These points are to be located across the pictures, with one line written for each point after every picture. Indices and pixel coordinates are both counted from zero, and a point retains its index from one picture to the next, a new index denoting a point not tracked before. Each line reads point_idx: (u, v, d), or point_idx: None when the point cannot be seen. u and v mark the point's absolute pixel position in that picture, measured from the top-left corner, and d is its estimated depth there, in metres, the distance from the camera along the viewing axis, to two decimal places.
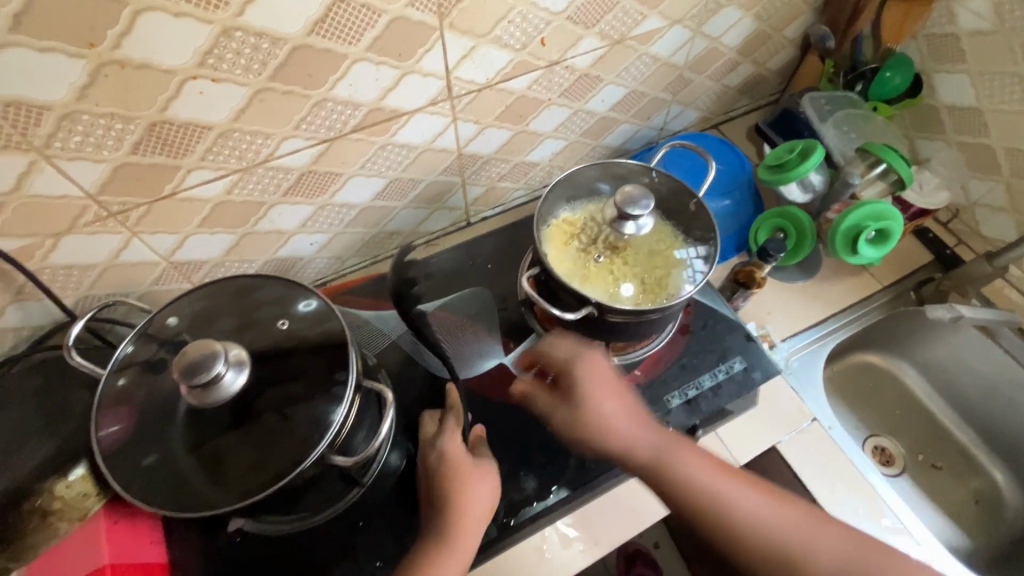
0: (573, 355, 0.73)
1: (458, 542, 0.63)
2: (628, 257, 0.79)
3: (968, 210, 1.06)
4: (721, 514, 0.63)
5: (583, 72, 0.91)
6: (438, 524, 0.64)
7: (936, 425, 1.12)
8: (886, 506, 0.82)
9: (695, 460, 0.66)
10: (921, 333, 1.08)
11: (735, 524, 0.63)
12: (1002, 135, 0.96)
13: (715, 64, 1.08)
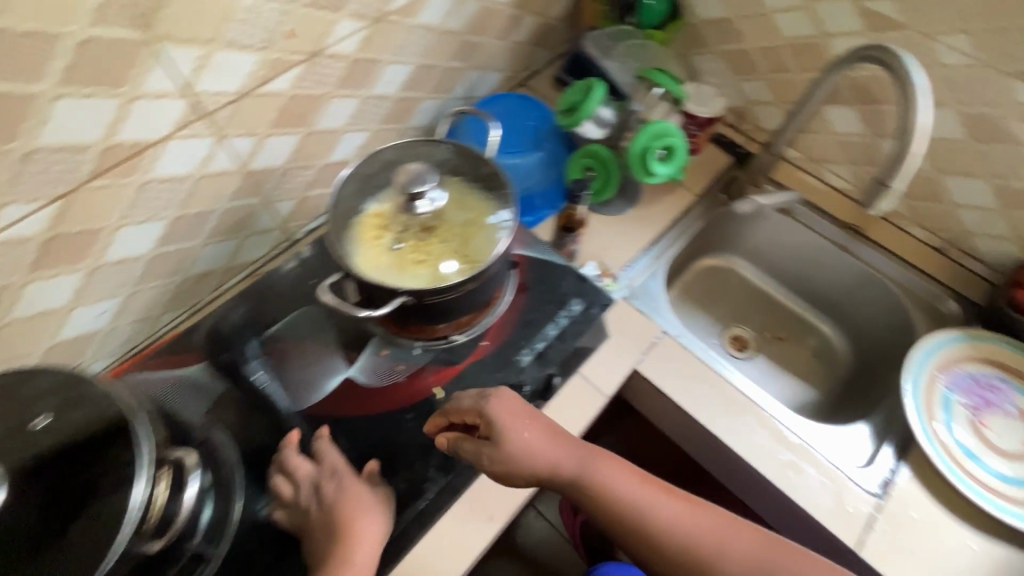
0: (480, 400, 0.68)
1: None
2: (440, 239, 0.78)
3: (748, 110, 1.18)
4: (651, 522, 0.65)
5: (353, 57, 0.86)
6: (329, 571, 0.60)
7: (773, 303, 1.26)
8: (735, 386, 0.91)
9: (624, 478, 0.67)
10: (739, 228, 1.20)
11: (667, 537, 0.64)
12: (752, 38, 1.07)
13: (495, 23, 1.08)
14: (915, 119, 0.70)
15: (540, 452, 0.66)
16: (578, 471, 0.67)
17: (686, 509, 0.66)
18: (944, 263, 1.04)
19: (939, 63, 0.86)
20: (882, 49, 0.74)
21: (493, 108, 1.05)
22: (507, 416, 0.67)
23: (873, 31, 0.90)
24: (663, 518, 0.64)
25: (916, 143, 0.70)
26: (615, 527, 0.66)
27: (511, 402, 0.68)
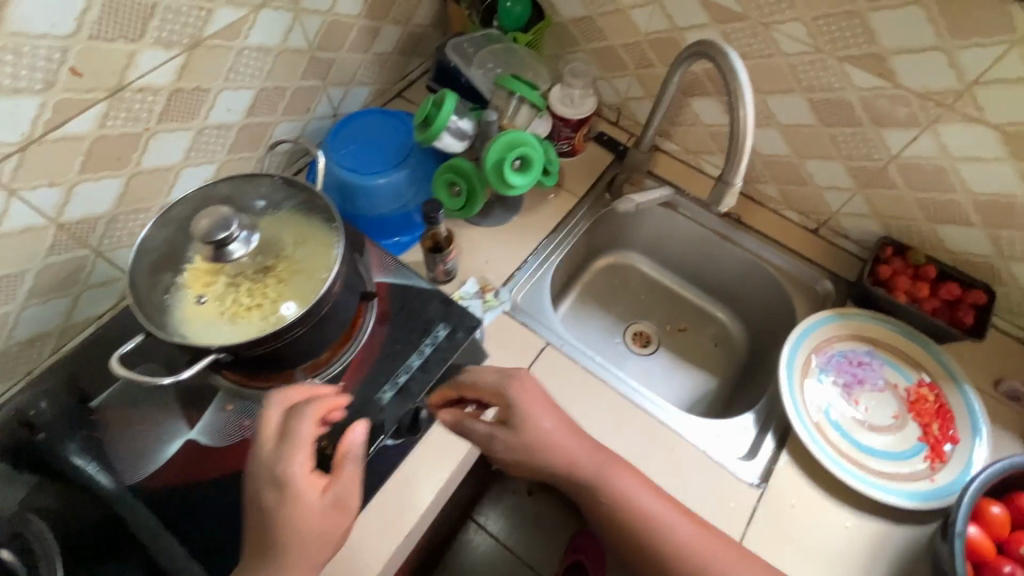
0: (505, 383, 0.73)
1: None
2: (274, 283, 0.72)
3: (625, 106, 1.17)
4: (650, 514, 0.71)
5: (172, 89, 0.79)
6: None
7: (672, 295, 1.26)
8: (620, 392, 0.90)
9: (642, 490, 0.72)
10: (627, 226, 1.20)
11: (673, 548, 0.70)
12: (615, 34, 1.05)
13: (348, 37, 1.02)
14: (742, 114, 0.71)
15: (561, 444, 0.72)
16: (598, 476, 0.72)
17: (680, 511, 0.72)
18: (818, 244, 1.06)
19: (780, 51, 0.87)
20: (710, 44, 0.74)
21: (355, 124, 1.01)
22: (548, 407, 0.74)
23: (718, 23, 0.90)
24: (680, 535, 0.70)
25: (746, 138, 0.71)
26: (626, 530, 0.71)
27: (539, 394, 0.74)
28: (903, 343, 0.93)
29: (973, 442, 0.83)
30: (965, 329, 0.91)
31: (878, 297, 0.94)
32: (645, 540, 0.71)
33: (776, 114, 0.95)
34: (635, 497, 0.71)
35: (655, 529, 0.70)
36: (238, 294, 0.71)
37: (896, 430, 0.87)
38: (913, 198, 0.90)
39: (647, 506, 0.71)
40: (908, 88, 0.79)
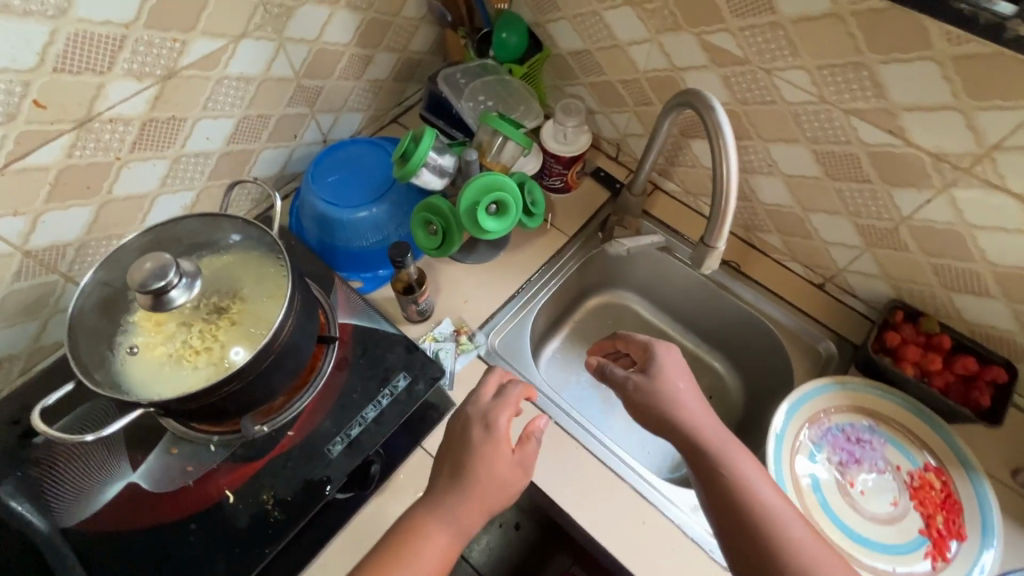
0: (648, 346, 0.79)
1: (453, 540, 0.63)
2: (221, 329, 0.69)
3: (624, 142, 1.12)
4: (749, 500, 0.63)
5: (145, 119, 0.78)
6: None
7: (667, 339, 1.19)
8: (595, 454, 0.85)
9: (756, 474, 0.66)
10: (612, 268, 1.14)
11: (785, 541, 0.61)
12: (613, 70, 1.01)
13: (338, 64, 1.00)
14: (726, 175, 0.66)
15: (689, 407, 0.71)
16: (722, 446, 0.67)
17: (788, 502, 0.64)
18: (823, 300, 0.99)
19: (783, 99, 0.80)
20: (696, 94, 0.71)
21: (338, 154, 1.00)
22: (672, 370, 0.75)
23: (718, 65, 0.84)
24: (789, 529, 0.61)
25: (729, 201, 0.67)
26: (729, 521, 0.63)
27: (677, 360, 0.77)
28: (908, 420, 0.84)
29: (982, 542, 0.75)
30: (980, 411, 0.82)
31: (883, 367, 0.86)
32: (736, 534, 0.63)
33: (780, 163, 0.89)
34: (745, 476, 0.65)
35: (762, 514, 0.62)
36: (182, 338, 0.68)
37: (894, 520, 0.79)
38: (927, 263, 0.82)
39: (758, 487, 0.64)
40: (922, 147, 0.72)
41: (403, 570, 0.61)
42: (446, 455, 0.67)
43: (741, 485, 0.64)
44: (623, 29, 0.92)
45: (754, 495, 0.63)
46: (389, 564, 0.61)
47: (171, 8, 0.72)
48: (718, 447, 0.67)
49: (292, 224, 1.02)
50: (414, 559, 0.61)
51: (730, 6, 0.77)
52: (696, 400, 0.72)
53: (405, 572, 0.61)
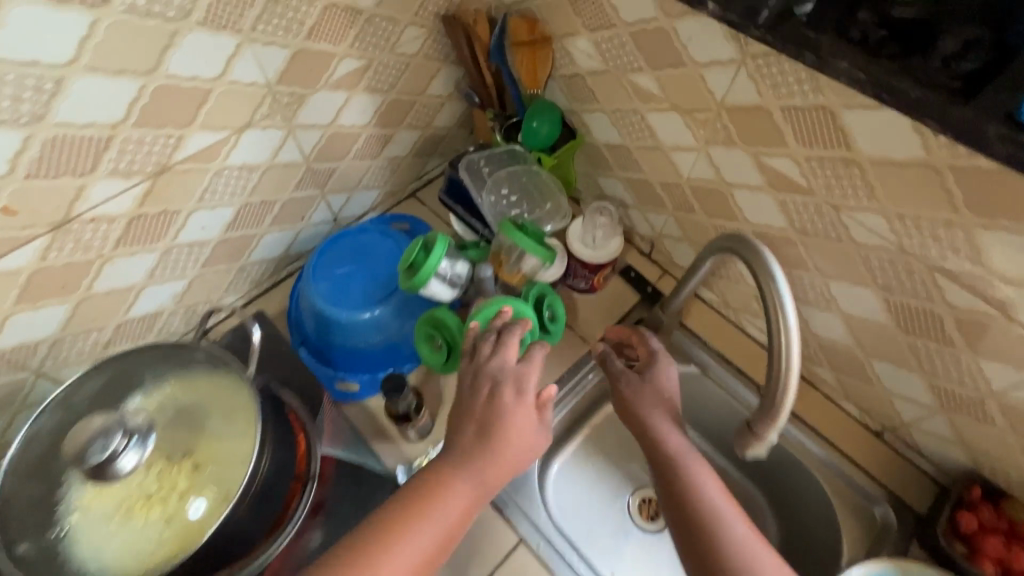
0: (650, 348, 0.85)
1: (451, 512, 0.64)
2: (169, 477, 0.61)
3: (659, 242, 1.01)
4: (702, 504, 0.70)
5: (133, 215, 0.71)
6: (376, 556, 0.60)
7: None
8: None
9: (709, 479, 0.72)
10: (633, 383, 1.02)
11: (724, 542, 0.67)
12: (652, 170, 0.91)
13: (354, 145, 0.93)
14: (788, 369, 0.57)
15: (660, 416, 0.78)
16: (681, 452, 0.75)
17: (736, 505, 0.71)
18: (879, 451, 0.86)
19: (852, 239, 0.69)
20: (752, 253, 0.61)
21: (344, 243, 0.92)
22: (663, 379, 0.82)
23: (775, 189, 0.73)
24: (732, 528, 0.68)
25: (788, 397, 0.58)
26: (679, 516, 0.70)
27: (670, 376, 0.83)
28: None
29: None
30: None
31: (953, 558, 0.72)
32: (685, 533, 0.69)
33: (841, 301, 0.77)
34: (697, 477, 0.72)
35: (708, 516, 0.69)
36: (122, 487, 0.60)
37: None
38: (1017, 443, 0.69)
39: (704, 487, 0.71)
40: None
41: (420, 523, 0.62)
42: (467, 409, 0.68)
43: (693, 489, 0.71)
44: (667, 134, 0.83)
45: (706, 504, 0.70)
46: (408, 514, 0.63)
47: (164, 106, 0.65)
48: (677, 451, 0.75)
49: (291, 312, 0.94)
50: (434, 509, 0.63)
51: (796, 134, 0.66)
52: (671, 409, 0.80)
53: (423, 523, 0.63)
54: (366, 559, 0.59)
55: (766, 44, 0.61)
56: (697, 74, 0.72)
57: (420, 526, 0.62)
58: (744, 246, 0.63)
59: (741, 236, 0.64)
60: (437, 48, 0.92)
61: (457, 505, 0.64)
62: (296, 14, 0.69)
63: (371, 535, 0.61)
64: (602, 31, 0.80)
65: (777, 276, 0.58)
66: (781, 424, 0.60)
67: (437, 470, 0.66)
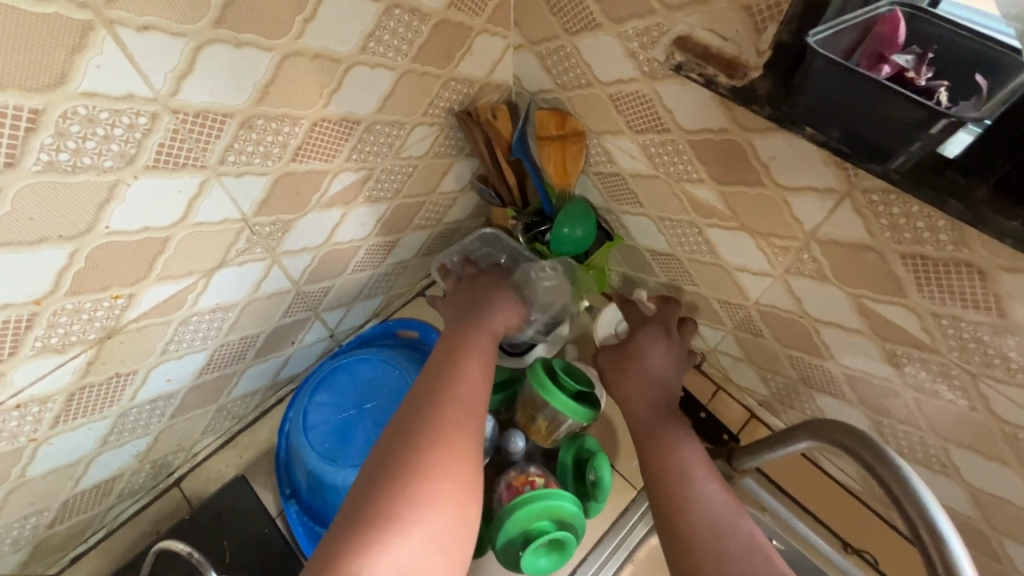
0: (635, 335, 0.74)
1: (463, 334, 0.62)
2: None
3: (713, 356, 0.86)
4: (696, 528, 0.50)
5: (74, 388, 0.57)
6: (442, 430, 0.47)
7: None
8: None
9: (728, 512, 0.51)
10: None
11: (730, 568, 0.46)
12: (709, 285, 0.76)
13: (354, 258, 0.79)
14: None
15: (674, 458, 0.58)
16: (694, 489, 0.54)
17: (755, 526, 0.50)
18: None
19: (991, 410, 0.54)
20: (936, 547, 0.41)
21: (343, 376, 0.77)
22: (652, 358, 0.71)
23: (880, 337, 0.58)
24: (730, 548, 0.48)
25: None
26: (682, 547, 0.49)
27: (654, 363, 0.70)
28: None
29: None
30: None
31: None
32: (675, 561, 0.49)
33: (965, 470, 0.61)
34: (711, 508, 0.51)
35: (704, 521, 0.50)
36: None
37: None
38: None
39: (723, 519, 0.50)
40: None
41: (461, 390, 0.52)
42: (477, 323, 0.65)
43: (703, 529, 0.50)
44: (731, 253, 0.68)
45: (714, 533, 0.49)
46: (438, 377, 0.53)
47: (109, 267, 0.51)
48: (669, 436, 0.61)
49: (280, 457, 0.79)
50: (466, 365, 0.55)
51: (920, 284, 0.51)
52: (694, 457, 0.58)
53: (464, 387, 0.52)
54: (440, 439, 0.46)
55: (887, 183, 0.47)
56: (779, 198, 0.57)
57: (458, 380, 0.53)
58: (924, 528, 0.42)
59: (919, 498, 0.43)
60: (449, 145, 0.78)
61: (479, 373, 0.56)
62: (277, 136, 0.56)
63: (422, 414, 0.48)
64: (650, 134, 0.66)
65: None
66: None
67: (445, 346, 0.59)
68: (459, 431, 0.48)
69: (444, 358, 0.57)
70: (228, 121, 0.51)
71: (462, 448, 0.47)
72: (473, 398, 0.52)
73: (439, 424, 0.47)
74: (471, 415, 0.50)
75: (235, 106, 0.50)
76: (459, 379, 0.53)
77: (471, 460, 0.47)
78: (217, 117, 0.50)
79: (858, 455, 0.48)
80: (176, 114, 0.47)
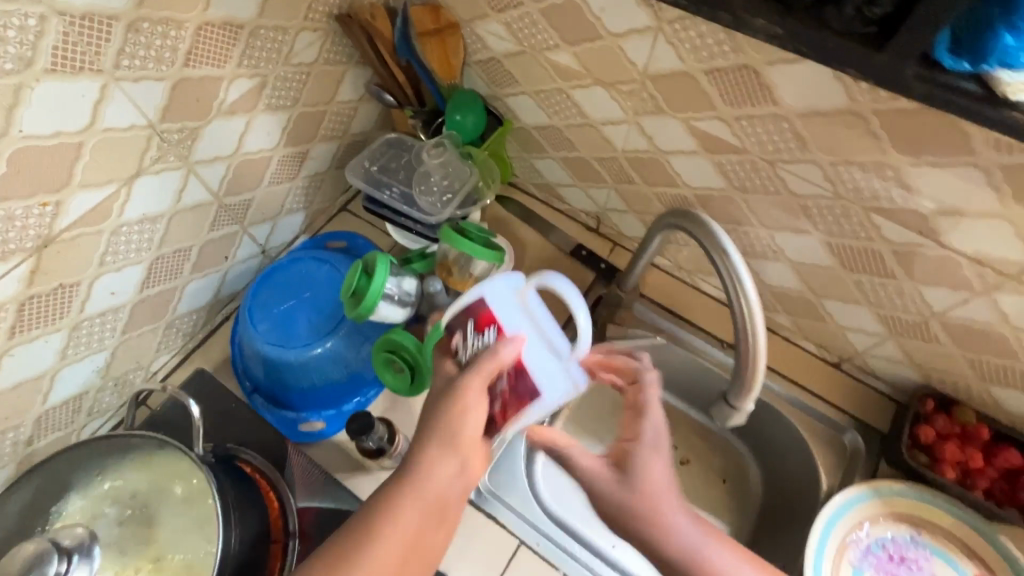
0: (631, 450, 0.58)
1: (431, 462, 0.56)
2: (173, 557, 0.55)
3: (605, 215, 1.00)
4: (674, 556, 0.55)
5: (22, 298, 0.62)
6: (380, 530, 0.55)
7: (687, 427, 1.00)
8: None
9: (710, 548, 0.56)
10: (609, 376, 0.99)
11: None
12: (586, 146, 0.88)
13: (268, 170, 0.86)
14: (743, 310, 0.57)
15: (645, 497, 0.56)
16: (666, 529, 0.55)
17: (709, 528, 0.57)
18: (839, 380, 0.90)
19: (790, 191, 0.70)
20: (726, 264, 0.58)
21: (278, 276, 0.85)
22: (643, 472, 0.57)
23: (710, 152, 0.73)
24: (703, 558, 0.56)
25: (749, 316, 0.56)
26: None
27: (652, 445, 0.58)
28: (961, 530, 0.76)
29: None
30: None
31: (917, 470, 0.78)
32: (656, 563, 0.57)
33: (788, 249, 0.78)
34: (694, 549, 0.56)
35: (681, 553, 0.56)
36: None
37: None
38: (961, 356, 0.73)
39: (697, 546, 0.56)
40: (958, 250, 0.62)
41: (432, 474, 0.56)
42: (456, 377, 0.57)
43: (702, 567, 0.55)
44: (593, 109, 0.80)
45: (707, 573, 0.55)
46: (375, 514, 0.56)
47: (30, 172, 0.56)
48: (629, 478, 0.57)
49: (235, 361, 0.87)
50: (443, 458, 0.56)
51: (722, 95, 0.65)
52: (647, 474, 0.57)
53: (430, 476, 0.56)
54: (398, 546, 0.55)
55: (679, 10, 0.59)
56: (615, 46, 0.69)
57: (427, 473, 0.56)
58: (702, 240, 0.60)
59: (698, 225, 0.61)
60: (337, 51, 0.85)
61: (450, 463, 0.56)
62: (166, 40, 0.61)
63: (394, 495, 0.56)
64: (509, 11, 0.75)
65: (751, 295, 0.57)
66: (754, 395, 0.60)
67: (424, 417, 0.58)
68: (403, 527, 0.55)
69: (400, 495, 0.55)
70: (115, 24, 0.56)
71: (433, 506, 0.56)
72: (445, 498, 0.57)
73: (392, 520, 0.55)
74: (422, 502, 0.56)
75: (118, 9, 0.56)
76: (427, 478, 0.56)
77: (409, 552, 0.56)
78: (103, 20, 0.55)
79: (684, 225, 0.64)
80: (63, 16, 0.52)
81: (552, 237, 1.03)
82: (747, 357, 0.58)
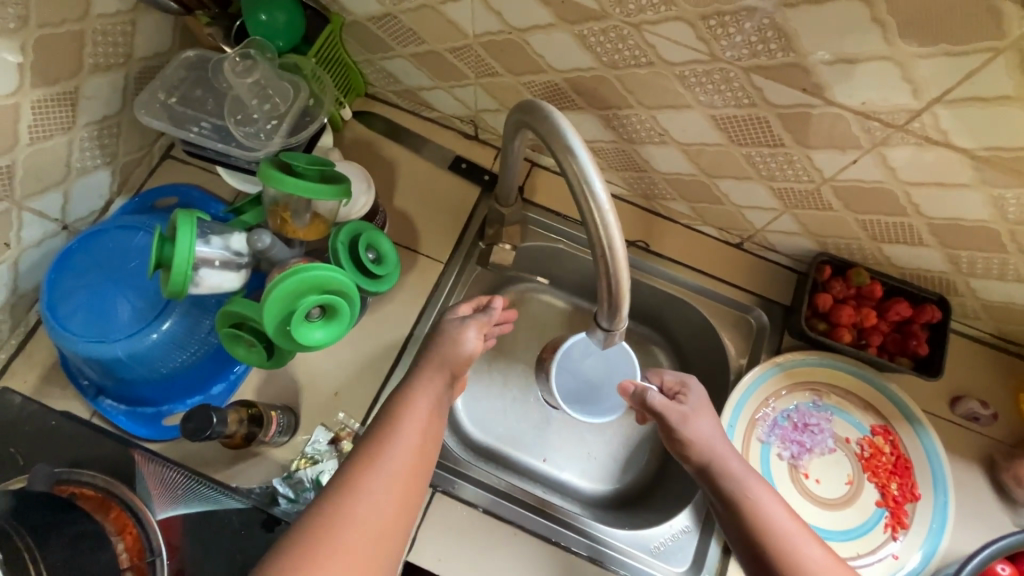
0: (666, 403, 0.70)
1: (363, 492, 0.51)
2: None
3: (479, 118, 0.85)
4: (757, 518, 0.61)
5: None
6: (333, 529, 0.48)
7: None
8: (556, 519, 0.76)
9: (757, 488, 0.63)
10: (519, 296, 0.95)
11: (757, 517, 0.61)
12: (433, 35, 0.72)
13: (20, 123, 0.65)
14: (600, 219, 0.50)
15: (746, 492, 0.63)
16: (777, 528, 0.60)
17: (803, 525, 0.61)
18: (744, 261, 0.86)
19: (663, 60, 0.59)
20: (571, 167, 0.49)
21: (96, 254, 0.71)
22: (703, 426, 0.68)
23: (568, 22, 0.60)
24: (802, 549, 0.59)
25: (605, 229, 0.49)
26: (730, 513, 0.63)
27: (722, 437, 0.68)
28: (857, 386, 0.79)
29: (936, 498, 0.73)
30: (917, 359, 0.76)
31: (817, 339, 0.78)
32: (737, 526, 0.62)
33: (673, 131, 0.68)
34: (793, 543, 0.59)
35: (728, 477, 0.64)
36: None
37: (851, 501, 0.75)
38: (853, 218, 0.69)
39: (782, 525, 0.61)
40: (842, 104, 0.55)
41: (392, 442, 0.55)
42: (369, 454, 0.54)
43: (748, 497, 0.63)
44: None
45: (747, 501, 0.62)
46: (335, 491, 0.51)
47: None
48: (688, 431, 0.68)
49: (67, 362, 0.73)
50: (371, 478, 0.52)
51: None
52: (715, 445, 0.67)
53: (354, 510, 0.50)
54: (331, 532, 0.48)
55: None
56: None
57: (359, 492, 0.51)
58: (548, 134, 0.51)
59: (545, 113, 0.52)
60: None
61: (388, 494, 0.52)
62: None
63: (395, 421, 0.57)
64: None
65: (600, 194, 0.49)
66: (624, 314, 0.55)
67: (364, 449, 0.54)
68: (361, 524, 0.49)
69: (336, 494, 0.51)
70: None
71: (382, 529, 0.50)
72: (408, 490, 0.53)
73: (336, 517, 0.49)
74: (375, 525, 0.50)
75: None
76: (365, 489, 0.51)
77: (395, 510, 0.52)
78: None
79: (531, 123, 0.54)
80: None
81: (424, 152, 0.88)
82: (606, 267, 0.51)
